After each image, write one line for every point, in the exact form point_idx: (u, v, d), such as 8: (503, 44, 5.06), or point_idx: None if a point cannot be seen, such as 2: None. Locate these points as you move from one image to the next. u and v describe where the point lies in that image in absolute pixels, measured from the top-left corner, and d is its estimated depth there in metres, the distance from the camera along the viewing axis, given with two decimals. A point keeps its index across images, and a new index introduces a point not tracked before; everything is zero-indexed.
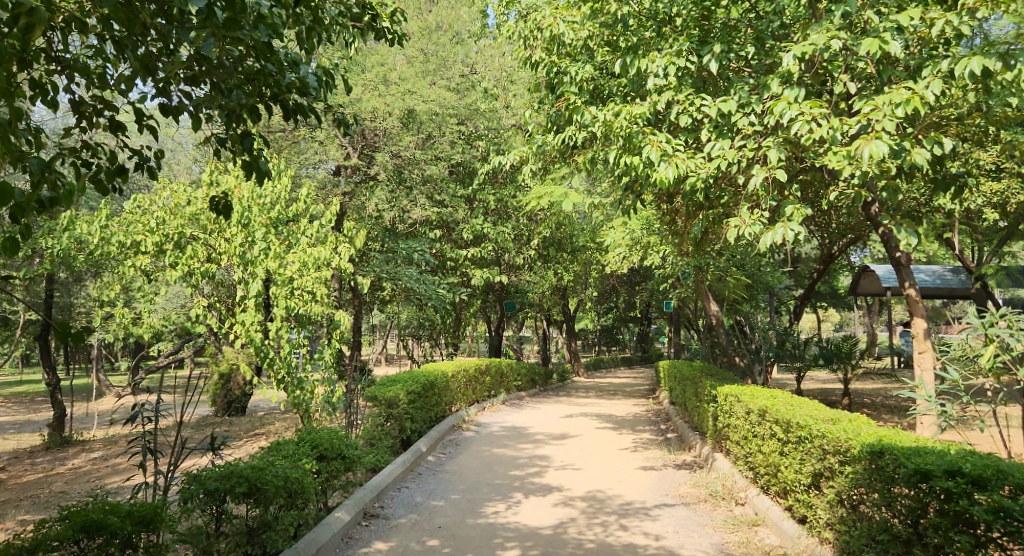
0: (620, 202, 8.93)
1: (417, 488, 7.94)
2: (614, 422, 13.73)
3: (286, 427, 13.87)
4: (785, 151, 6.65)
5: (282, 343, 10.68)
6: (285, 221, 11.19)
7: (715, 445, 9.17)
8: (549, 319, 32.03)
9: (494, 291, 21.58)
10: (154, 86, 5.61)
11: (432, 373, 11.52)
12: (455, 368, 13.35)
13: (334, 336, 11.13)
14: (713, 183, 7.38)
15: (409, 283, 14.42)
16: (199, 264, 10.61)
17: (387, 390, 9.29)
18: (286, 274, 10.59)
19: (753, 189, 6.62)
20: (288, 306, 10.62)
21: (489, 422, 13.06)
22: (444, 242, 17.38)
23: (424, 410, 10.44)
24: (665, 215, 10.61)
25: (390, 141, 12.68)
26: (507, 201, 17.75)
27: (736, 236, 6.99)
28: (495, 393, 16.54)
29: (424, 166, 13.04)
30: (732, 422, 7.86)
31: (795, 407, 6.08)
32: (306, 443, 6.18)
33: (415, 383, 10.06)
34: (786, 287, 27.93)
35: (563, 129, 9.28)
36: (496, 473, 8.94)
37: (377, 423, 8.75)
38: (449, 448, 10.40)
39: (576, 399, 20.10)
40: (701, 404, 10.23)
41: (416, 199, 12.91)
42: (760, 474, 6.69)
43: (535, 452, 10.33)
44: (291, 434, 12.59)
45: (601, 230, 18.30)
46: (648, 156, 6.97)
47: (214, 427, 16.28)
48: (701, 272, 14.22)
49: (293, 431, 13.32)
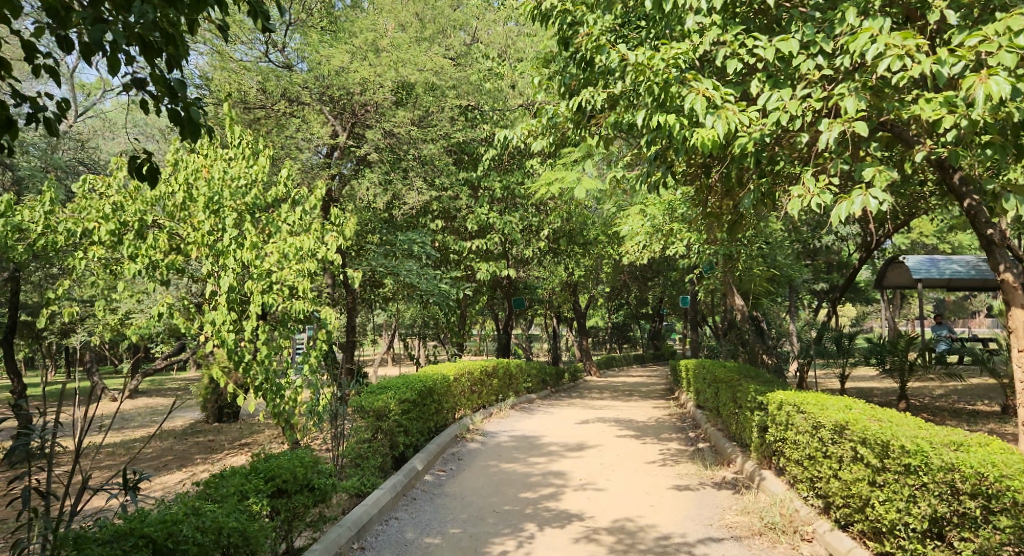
0: (648, 175, 7.54)
1: (410, 520, 6.60)
2: (636, 428, 12.35)
3: (273, 438, 12.54)
4: (864, 99, 5.28)
5: (259, 345, 9.36)
6: (262, 207, 9.92)
7: (761, 461, 7.81)
8: (559, 317, 30.62)
9: (502, 287, 20.20)
10: (48, 11, 4.18)
11: (430, 376, 10.19)
12: (458, 369, 12.01)
13: (319, 337, 9.82)
14: (767, 145, 6.01)
15: (407, 277, 13.14)
16: (162, 256, 9.29)
17: (376, 399, 7.95)
18: (265, 267, 9.30)
19: (824, 147, 5.26)
20: (265, 302, 9.32)
21: (496, 430, 11.70)
22: (446, 234, 16.10)
23: (421, 421, 9.07)
24: (695, 193, 9.22)
25: (381, 117, 11.33)
26: (515, 187, 16.38)
27: (800, 208, 5.62)
28: (503, 397, 15.20)
29: (421, 146, 11.71)
30: (789, 437, 6.50)
31: (890, 425, 4.73)
32: (258, 475, 4.84)
33: (409, 390, 8.69)
34: (808, 280, 26.53)
35: (578, 91, 7.92)
36: (505, 497, 7.58)
37: (364, 440, 7.40)
38: (450, 464, 9.04)
39: (591, 402, 18.70)
40: (741, 411, 8.87)
41: (412, 182, 11.63)
42: (836, 507, 5.33)
43: (549, 468, 8.97)
44: (275, 447, 11.26)
45: (616, 219, 16.91)
46: (690, 108, 5.61)
47: (199, 435, 14.95)
48: (731, 260, 12.82)
49: (280, 442, 12.01)
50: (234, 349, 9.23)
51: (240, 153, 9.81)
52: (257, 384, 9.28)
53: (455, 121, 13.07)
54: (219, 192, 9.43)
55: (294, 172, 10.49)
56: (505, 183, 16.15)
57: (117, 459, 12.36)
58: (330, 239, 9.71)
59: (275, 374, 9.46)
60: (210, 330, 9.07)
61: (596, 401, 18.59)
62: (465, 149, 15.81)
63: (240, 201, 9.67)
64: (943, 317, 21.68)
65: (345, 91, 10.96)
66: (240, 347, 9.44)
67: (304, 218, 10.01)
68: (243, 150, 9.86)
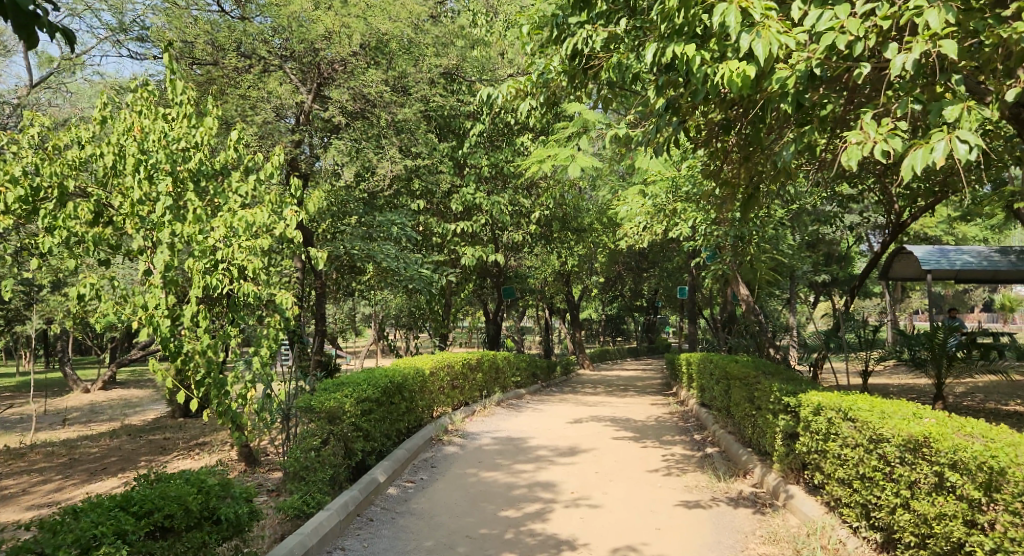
0: (656, 132, 6.25)
1: (362, 550, 5.35)
2: (635, 428, 11.10)
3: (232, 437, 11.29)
4: (952, 11, 4.02)
5: (200, 332, 7.85)
6: (210, 175, 8.63)
7: (786, 474, 6.58)
8: (552, 308, 29.40)
9: (491, 274, 18.93)
10: None
11: (401, 369, 8.90)
12: (436, 362, 10.75)
13: (274, 325, 8.53)
14: (814, 81, 4.74)
15: (385, 260, 11.88)
16: (86, 229, 7.75)
17: (328, 398, 6.62)
18: (208, 243, 7.94)
19: (897, 74, 4.01)
20: (208, 284, 7.94)
21: (478, 431, 10.45)
22: (429, 215, 14.83)
23: (388, 422, 7.77)
24: (709, 159, 7.95)
25: (350, 77, 10.04)
26: (504, 165, 15.09)
27: (859, 157, 4.37)
28: (489, 393, 13.96)
29: (394, 109, 10.42)
30: (830, 449, 5.26)
31: (995, 448, 3.50)
32: (128, 509, 3.53)
33: (374, 386, 7.38)
34: (808, 271, 25.44)
35: (575, 32, 6.63)
36: (481, 516, 6.32)
37: (311, 449, 6.13)
38: (420, 472, 7.75)
39: (584, 397, 17.47)
40: (760, 413, 7.62)
41: (386, 152, 10.33)
42: (905, 548, 4.10)
43: (536, 479, 7.71)
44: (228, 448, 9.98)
45: (614, 199, 15.65)
46: (719, 25, 4.33)
47: (155, 433, 13.59)
48: (742, 242, 11.60)
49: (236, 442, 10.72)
50: (170, 338, 7.71)
51: (179, 113, 8.49)
52: (197, 379, 7.95)
53: (435, 85, 11.78)
54: (153, 154, 8.03)
55: (249, 136, 9.19)
56: (493, 161, 14.89)
57: (54, 459, 11.03)
58: (289, 213, 8.42)
59: (221, 367, 8.18)
60: (140, 314, 7.57)
61: (588, 397, 17.38)
62: (450, 124, 14.57)
63: (180, 166, 8.26)
64: (954, 310, 20.49)
65: (308, 46, 9.72)
66: (179, 336, 7.95)
67: (258, 188, 8.73)
68: (185, 110, 8.55)
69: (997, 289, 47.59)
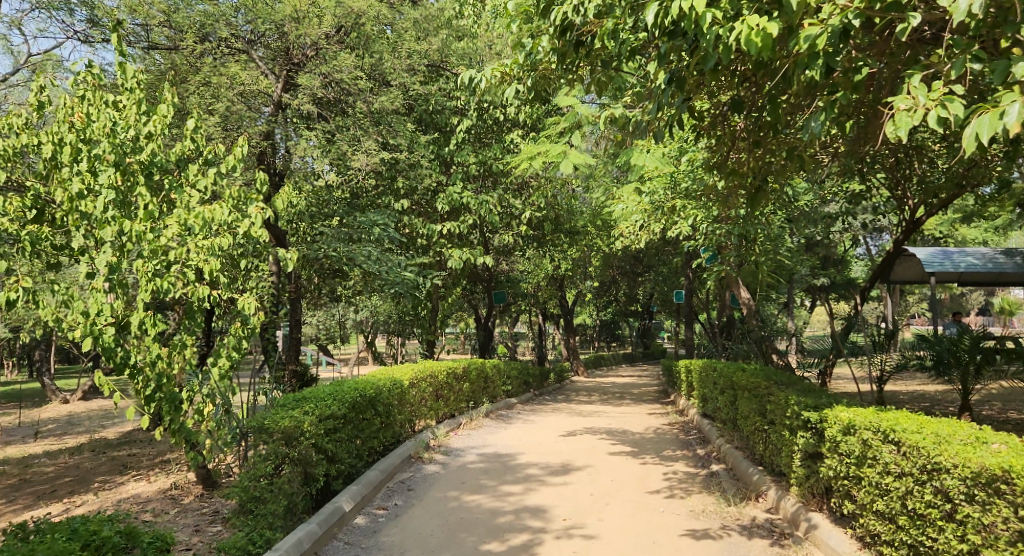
0: (656, 109, 5.46)
1: None
2: (632, 442, 10.30)
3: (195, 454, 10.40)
4: None
5: (148, 342, 7.01)
6: (165, 168, 7.78)
7: (806, 499, 5.81)
8: (546, 314, 28.58)
9: (481, 279, 18.13)
10: None
11: (375, 380, 8.11)
12: (418, 372, 9.94)
13: (236, 333, 7.72)
14: (845, 38, 3.97)
15: (365, 263, 11.03)
16: (18, 227, 6.88)
17: (284, 416, 5.82)
18: (160, 242, 7.09)
19: (957, 19, 3.25)
20: (158, 288, 7.10)
21: (462, 446, 9.62)
22: (414, 216, 14.03)
23: (357, 440, 6.96)
24: (714, 145, 7.18)
25: (322, 62, 9.37)
26: (493, 163, 14.30)
27: (908, 125, 3.59)
28: (476, 403, 13.15)
29: (369, 97, 9.68)
30: (862, 475, 4.54)
31: None
32: None
33: (341, 401, 6.58)
34: (806, 275, 24.75)
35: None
36: (460, 551, 5.51)
37: (262, 476, 5.33)
38: (394, 497, 6.92)
39: (578, 406, 16.63)
40: (773, 428, 6.82)
41: (362, 145, 9.55)
42: None
43: (524, 503, 6.90)
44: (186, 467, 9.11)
45: (609, 198, 14.88)
46: None
47: (120, 449, 12.67)
48: (747, 241, 10.86)
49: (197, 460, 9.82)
50: (116, 349, 6.84)
51: (128, 98, 7.56)
52: (146, 394, 7.09)
53: (417, 74, 11.03)
54: (98, 142, 7.12)
55: (209, 126, 8.40)
56: (480, 158, 14.12)
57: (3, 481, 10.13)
58: (253, 209, 7.67)
59: (175, 379, 7.35)
60: (81, 321, 6.70)
61: (584, 406, 16.54)
62: (435, 119, 13.81)
63: (130, 157, 7.37)
64: (958, 315, 19.57)
65: (273, 26, 8.99)
66: (126, 345, 7.09)
67: (218, 182, 7.93)
68: (135, 94, 7.63)
69: (994, 293, 46.91)
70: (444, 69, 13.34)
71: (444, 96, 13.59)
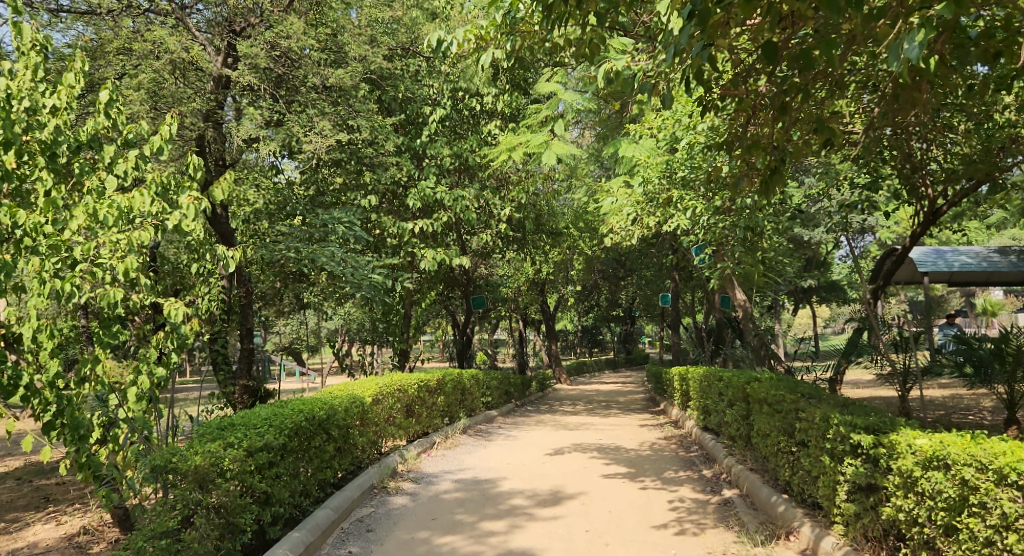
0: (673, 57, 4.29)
1: None
2: (628, 461, 9.12)
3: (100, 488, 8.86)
4: None
5: (42, 356, 5.70)
6: (76, 150, 6.44)
7: (857, 543, 4.68)
8: (526, 319, 27.35)
9: (457, 283, 16.88)
10: None
11: (327, 399, 6.86)
12: (384, 386, 8.70)
13: (160, 345, 6.42)
14: None
15: (328, 264, 9.70)
16: None
17: (199, 451, 4.60)
18: (62, 235, 5.81)
19: None
20: (56, 291, 5.79)
21: (433, 472, 8.38)
22: (383, 214, 12.80)
23: (299, 473, 5.68)
24: (729, 114, 6.03)
25: (268, 33, 8.24)
26: (469, 156, 13.09)
27: None
28: (453, 419, 11.90)
29: (324, 72, 8.50)
30: (960, 526, 3.60)
31: None
32: None
33: (277, 427, 5.34)
34: (795, 276, 23.83)
35: None
36: None
37: (167, 533, 4.09)
38: (351, 542, 5.70)
39: (564, 418, 15.44)
40: (806, 452, 5.67)
41: (317, 126, 8.31)
42: None
43: (509, 546, 5.68)
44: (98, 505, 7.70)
45: (596, 193, 13.74)
46: None
47: (48, 478, 11.17)
48: (752, 236, 9.76)
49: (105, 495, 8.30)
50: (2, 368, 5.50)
51: (22, 65, 6.13)
52: (42, 423, 5.76)
53: (379, 50, 9.85)
54: None
55: (131, 102, 7.15)
56: (455, 150, 12.87)
57: None
58: (186, 199, 6.42)
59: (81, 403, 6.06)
60: None
61: (570, 418, 15.32)
62: (404, 108, 12.67)
63: (28, 134, 6.00)
64: (953, 318, 18.73)
65: None
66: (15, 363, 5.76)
67: (142, 165, 6.66)
68: (34, 61, 6.29)
69: (976, 293, 46.54)
70: (414, 52, 12.18)
71: (415, 83, 12.47)
